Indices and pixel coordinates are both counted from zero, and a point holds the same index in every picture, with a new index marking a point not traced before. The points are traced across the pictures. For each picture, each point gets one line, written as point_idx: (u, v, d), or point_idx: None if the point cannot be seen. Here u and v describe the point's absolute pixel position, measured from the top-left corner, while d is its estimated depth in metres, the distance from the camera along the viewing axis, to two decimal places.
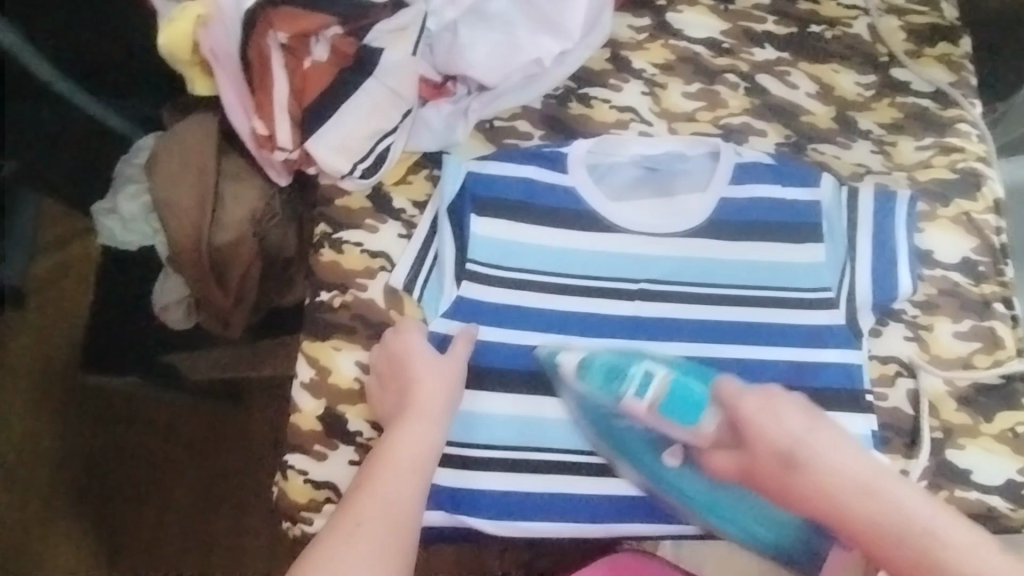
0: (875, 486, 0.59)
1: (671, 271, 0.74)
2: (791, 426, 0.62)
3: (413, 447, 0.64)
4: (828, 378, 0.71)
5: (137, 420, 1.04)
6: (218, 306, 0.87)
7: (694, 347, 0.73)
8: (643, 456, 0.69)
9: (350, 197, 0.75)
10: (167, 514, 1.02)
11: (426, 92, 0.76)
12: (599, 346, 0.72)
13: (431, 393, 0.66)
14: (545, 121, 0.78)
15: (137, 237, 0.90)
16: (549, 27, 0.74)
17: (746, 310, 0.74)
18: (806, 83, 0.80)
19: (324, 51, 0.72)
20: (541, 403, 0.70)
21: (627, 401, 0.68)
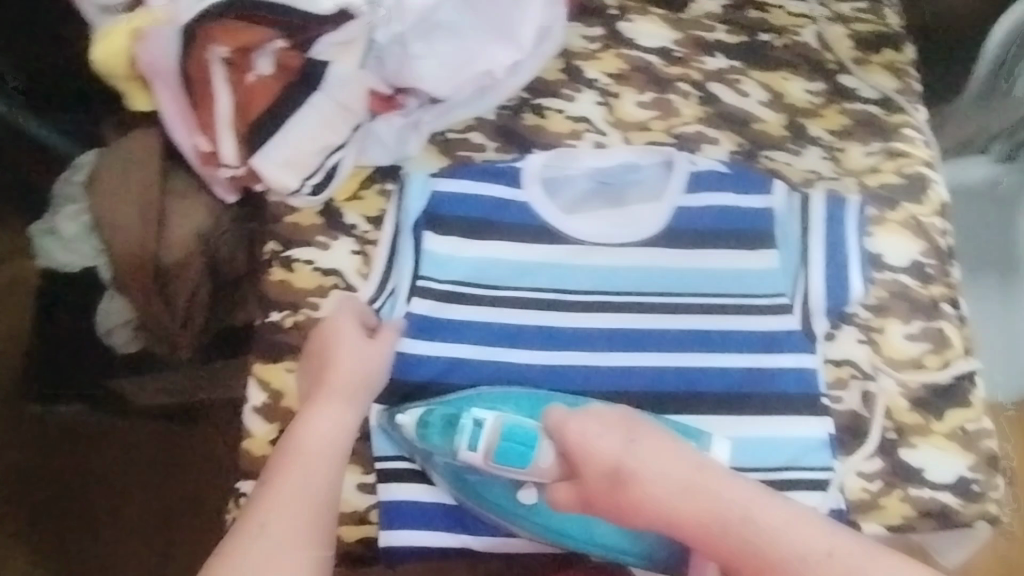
0: (714, 493, 0.59)
1: (634, 281, 0.74)
2: (609, 450, 0.63)
3: (324, 426, 0.63)
4: (793, 384, 0.72)
5: (91, 445, 1.00)
6: (164, 326, 0.85)
7: (653, 358, 0.72)
8: (512, 506, 0.67)
9: (299, 214, 0.73)
10: (127, 541, 0.98)
11: (377, 105, 0.71)
12: (562, 358, 0.72)
13: (347, 370, 0.65)
14: (499, 133, 0.77)
15: (79, 257, 0.87)
16: (501, 38, 0.72)
17: (709, 319, 0.74)
18: (757, 91, 0.81)
19: (268, 65, 0.66)
20: None
21: (463, 456, 0.65)
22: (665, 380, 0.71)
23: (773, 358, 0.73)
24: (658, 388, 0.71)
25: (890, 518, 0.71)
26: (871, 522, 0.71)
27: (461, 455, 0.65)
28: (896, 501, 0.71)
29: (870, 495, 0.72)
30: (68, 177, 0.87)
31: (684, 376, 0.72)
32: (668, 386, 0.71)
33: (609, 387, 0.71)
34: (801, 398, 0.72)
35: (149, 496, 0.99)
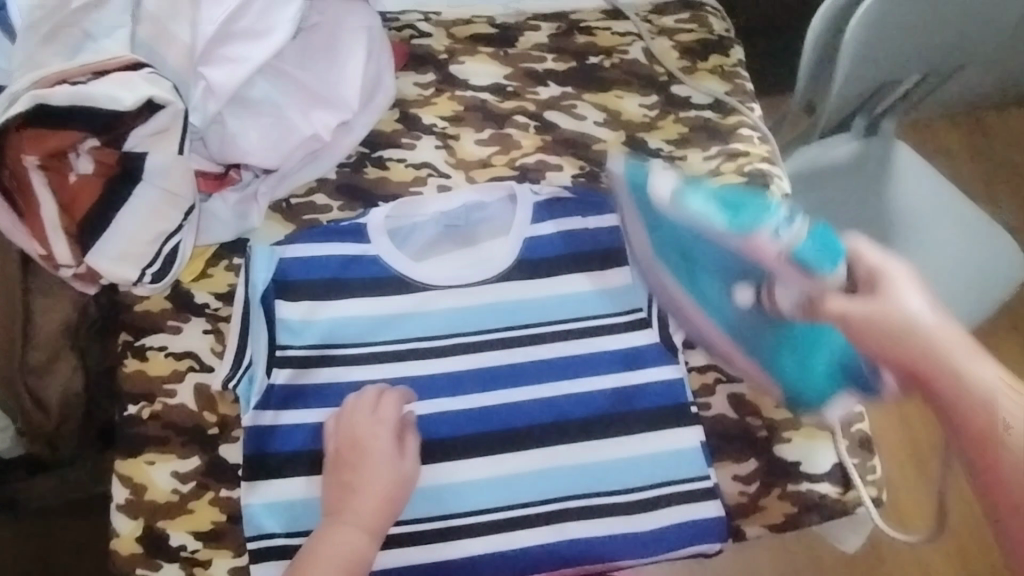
0: (942, 396, 0.52)
1: (494, 318, 0.74)
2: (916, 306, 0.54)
3: (338, 553, 0.63)
4: (660, 394, 0.73)
5: None
6: (42, 428, 0.84)
7: (515, 394, 0.72)
8: (714, 286, 0.67)
9: (149, 300, 0.72)
10: None
11: (208, 184, 0.74)
12: (427, 408, 0.71)
13: (371, 494, 0.65)
14: (340, 191, 0.77)
15: None
16: (324, 102, 0.74)
17: (567, 345, 0.74)
18: (592, 113, 0.83)
19: (87, 163, 0.67)
20: None
21: (717, 235, 0.62)
22: (532, 411, 0.72)
23: (635, 375, 0.73)
24: (527, 420, 0.72)
25: (772, 518, 0.72)
26: (754, 525, 0.72)
27: (743, 244, 0.61)
28: (776, 501, 0.72)
29: (748, 498, 0.72)
30: None
31: (545, 407, 0.72)
32: (535, 417, 0.72)
33: (480, 428, 0.71)
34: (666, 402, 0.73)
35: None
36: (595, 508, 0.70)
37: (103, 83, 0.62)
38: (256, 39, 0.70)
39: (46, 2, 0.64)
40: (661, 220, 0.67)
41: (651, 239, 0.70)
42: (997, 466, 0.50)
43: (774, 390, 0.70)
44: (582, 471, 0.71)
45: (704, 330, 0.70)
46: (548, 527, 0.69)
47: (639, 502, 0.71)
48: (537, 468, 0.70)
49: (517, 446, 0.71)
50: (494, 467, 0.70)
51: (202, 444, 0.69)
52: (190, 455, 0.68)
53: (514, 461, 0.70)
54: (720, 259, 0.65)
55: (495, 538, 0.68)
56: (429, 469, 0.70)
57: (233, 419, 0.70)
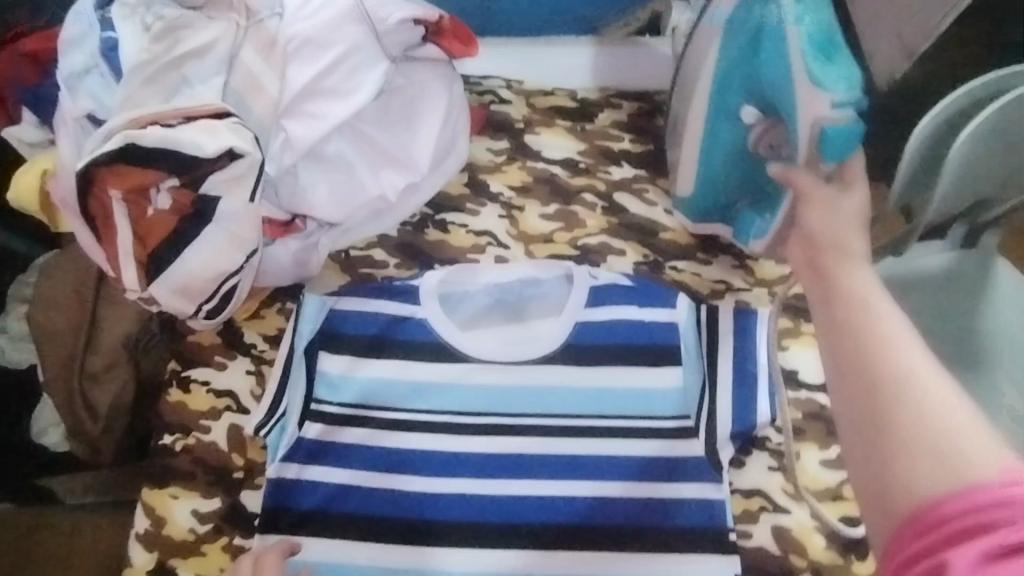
0: (856, 322, 0.50)
1: (535, 402, 0.72)
2: (866, 279, 0.54)
3: None
4: (700, 509, 0.67)
5: None
6: (88, 434, 0.88)
7: (549, 486, 0.69)
8: (727, 122, 0.70)
9: (202, 332, 0.75)
10: None
11: (273, 231, 0.73)
12: (454, 486, 0.69)
13: None
14: (400, 250, 0.78)
15: (28, 354, 0.93)
16: (395, 163, 0.75)
17: (605, 442, 0.71)
18: (664, 200, 0.80)
19: (165, 201, 0.68)
20: (385, 552, 0.66)
21: (795, 58, 0.62)
22: (559, 508, 0.68)
23: (676, 488, 0.68)
24: (554, 518, 0.68)
25: None
26: None
27: (800, 84, 0.62)
28: None
29: None
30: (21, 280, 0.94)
31: (575, 507, 0.68)
32: (561, 516, 0.68)
33: (504, 519, 0.68)
34: (702, 522, 0.67)
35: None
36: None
37: (191, 128, 0.65)
38: (339, 97, 0.72)
39: (151, 48, 0.67)
40: (771, 40, 0.63)
41: (722, 37, 0.67)
42: (860, 369, 0.47)
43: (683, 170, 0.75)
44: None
45: (692, 121, 0.72)
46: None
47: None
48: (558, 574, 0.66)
49: (538, 547, 0.66)
50: (510, 565, 0.66)
51: (226, 487, 0.69)
52: (213, 496, 0.69)
53: (534, 564, 0.66)
54: (777, 76, 0.64)
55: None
56: (445, 553, 0.66)
57: (259, 466, 0.70)
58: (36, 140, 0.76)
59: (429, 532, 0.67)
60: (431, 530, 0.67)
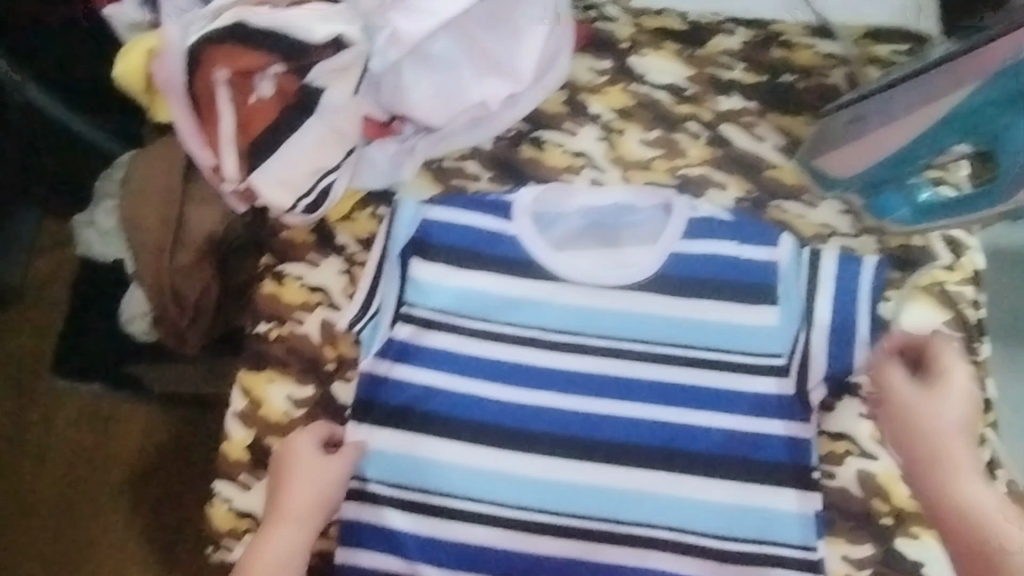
0: (921, 427, 0.65)
1: (622, 326, 0.73)
2: (948, 417, 0.65)
3: (280, 549, 0.65)
4: (781, 445, 0.69)
5: (124, 429, 1.05)
6: (177, 324, 0.90)
7: (630, 408, 0.71)
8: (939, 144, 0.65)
9: (293, 230, 0.75)
10: (139, 523, 1.03)
11: (370, 130, 0.72)
12: (535, 398, 0.72)
13: (299, 496, 0.67)
14: (493, 164, 0.76)
15: (113, 250, 0.95)
16: (498, 70, 0.72)
17: (692, 374, 0.71)
18: (773, 135, 0.76)
19: (269, 88, 0.67)
20: (470, 451, 0.71)
21: None
22: (637, 429, 0.71)
23: (757, 424, 0.70)
24: (632, 438, 0.71)
25: None
26: None
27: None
28: None
29: None
30: (107, 175, 0.93)
31: (657, 433, 0.71)
32: (642, 437, 0.70)
33: (582, 434, 0.71)
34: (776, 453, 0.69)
35: (152, 483, 1.04)
36: (681, 543, 0.69)
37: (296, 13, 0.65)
38: None
39: None
40: None
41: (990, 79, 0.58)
42: (922, 470, 0.64)
43: (849, 168, 0.71)
44: (670, 502, 0.69)
45: (892, 126, 0.67)
46: (631, 548, 0.70)
47: (727, 552, 0.69)
48: (633, 488, 0.70)
49: (611, 461, 0.70)
50: (585, 473, 0.70)
51: (318, 377, 0.73)
52: (306, 383, 0.72)
53: (610, 478, 0.70)
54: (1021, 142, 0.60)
55: (575, 544, 0.70)
56: (524, 458, 0.71)
57: (349, 359, 0.73)
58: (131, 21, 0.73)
59: (510, 438, 0.71)
60: (511, 436, 0.71)
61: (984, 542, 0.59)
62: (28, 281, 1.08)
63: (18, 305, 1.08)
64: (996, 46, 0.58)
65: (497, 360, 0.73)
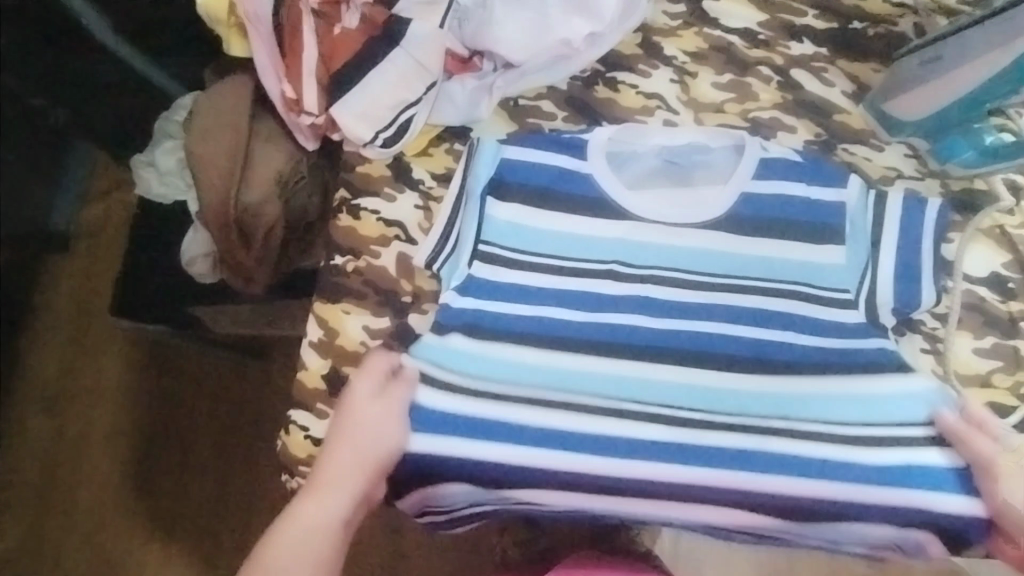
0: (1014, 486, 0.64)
1: (696, 263, 0.73)
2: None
3: (311, 517, 0.63)
4: (862, 360, 0.69)
5: (179, 370, 1.07)
6: (243, 261, 0.90)
7: (728, 326, 0.71)
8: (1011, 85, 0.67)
9: (370, 164, 0.75)
10: (193, 459, 1.05)
11: (452, 66, 0.76)
12: (621, 319, 0.71)
13: (342, 456, 0.65)
14: (569, 103, 0.77)
15: (171, 189, 0.95)
16: (581, 9, 0.73)
17: (771, 303, 0.72)
18: (842, 81, 0.78)
19: (355, 19, 0.71)
20: (557, 362, 0.69)
21: None
22: (729, 343, 0.71)
23: (840, 339, 0.70)
24: (723, 355, 0.70)
25: None
26: None
27: None
28: None
29: None
30: (167, 116, 0.94)
31: (740, 348, 0.71)
32: (737, 350, 0.71)
33: (676, 348, 0.70)
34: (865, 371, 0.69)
35: (206, 424, 1.06)
36: (799, 432, 0.67)
37: None
38: None
39: None
40: None
41: None
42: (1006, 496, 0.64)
43: (917, 109, 0.72)
44: (781, 398, 0.69)
45: (964, 69, 0.69)
46: (747, 436, 0.67)
47: (855, 437, 0.67)
48: (724, 380, 0.70)
49: (694, 363, 0.70)
50: (670, 367, 0.70)
51: (394, 309, 0.73)
52: (382, 315, 0.73)
53: (707, 386, 0.69)
54: None
55: (679, 432, 0.67)
56: (621, 358, 0.70)
57: (427, 292, 0.73)
58: None
59: (600, 348, 0.70)
60: (602, 350, 0.70)
61: None
62: (87, 223, 1.10)
63: (75, 247, 1.10)
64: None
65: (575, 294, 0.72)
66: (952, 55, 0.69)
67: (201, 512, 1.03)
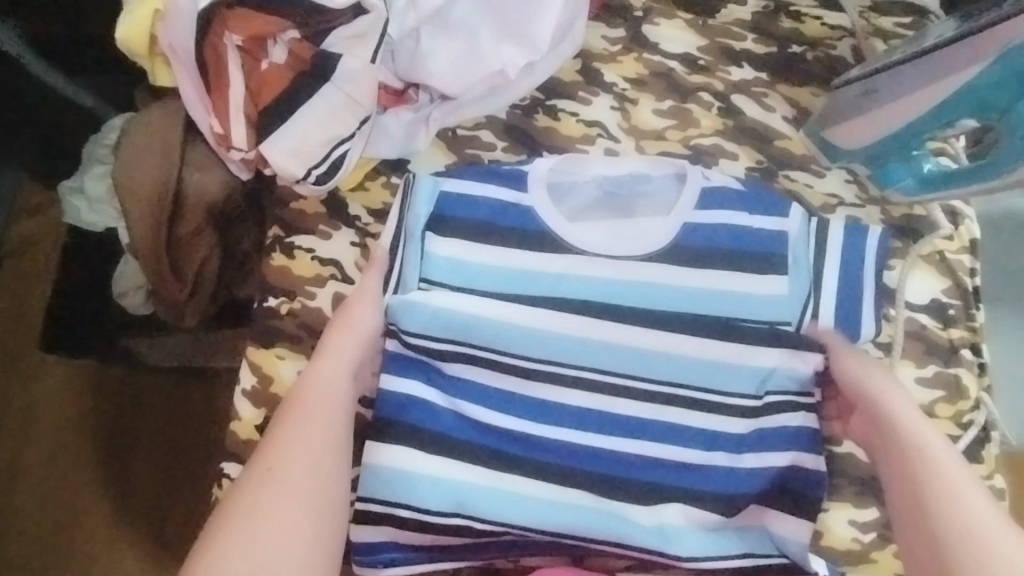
0: (901, 429, 0.66)
1: (648, 295, 0.72)
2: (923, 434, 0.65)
3: (318, 387, 0.65)
4: (790, 381, 0.71)
5: (113, 399, 1.02)
6: (174, 298, 0.87)
7: (667, 342, 0.71)
8: (944, 118, 0.66)
9: (305, 201, 0.73)
10: (132, 488, 0.99)
11: (386, 99, 0.73)
12: (570, 348, 0.71)
13: (334, 335, 0.68)
14: (508, 133, 0.75)
15: (103, 218, 0.91)
16: (516, 39, 0.71)
17: (713, 344, 0.71)
18: (782, 106, 0.77)
19: (282, 54, 0.68)
20: (497, 377, 0.71)
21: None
22: (668, 367, 0.71)
23: (782, 355, 0.71)
24: (657, 380, 0.71)
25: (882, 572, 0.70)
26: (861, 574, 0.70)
27: None
28: (888, 556, 0.70)
29: (860, 546, 0.70)
30: (96, 140, 0.89)
31: (671, 369, 0.71)
32: (676, 375, 0.71)
33: (615, 376, 0.71)
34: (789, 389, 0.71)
35: (145, 452, 1.01)
36: (713, 405, 0.71)
37: None
38: None
39: None
40: None
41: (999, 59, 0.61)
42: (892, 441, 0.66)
43: (855, 138, 0.72)
44: (705, 367, 0.71)
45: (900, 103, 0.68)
46: (648, 406, 0.71)
47: (763, 407, 0.70)
48: (658, 351, 0.71)
49: (637, 323, 0.72)
50: (610, 334, 0.71)
51: None
52: None
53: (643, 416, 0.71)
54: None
55: (599, 398, 0.71)
56: (563, 360, 0.71)
57: None
58: None
59: (547, 377, 0.71)
60: (545, 379, 0.71)
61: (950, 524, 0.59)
62: (11, 251, 1.05)
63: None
64: (1008, 26, 0.59)
65: (515, 332, 0.71)
66: (887, 89, 0.69)
67: (142, 542, 0.98)
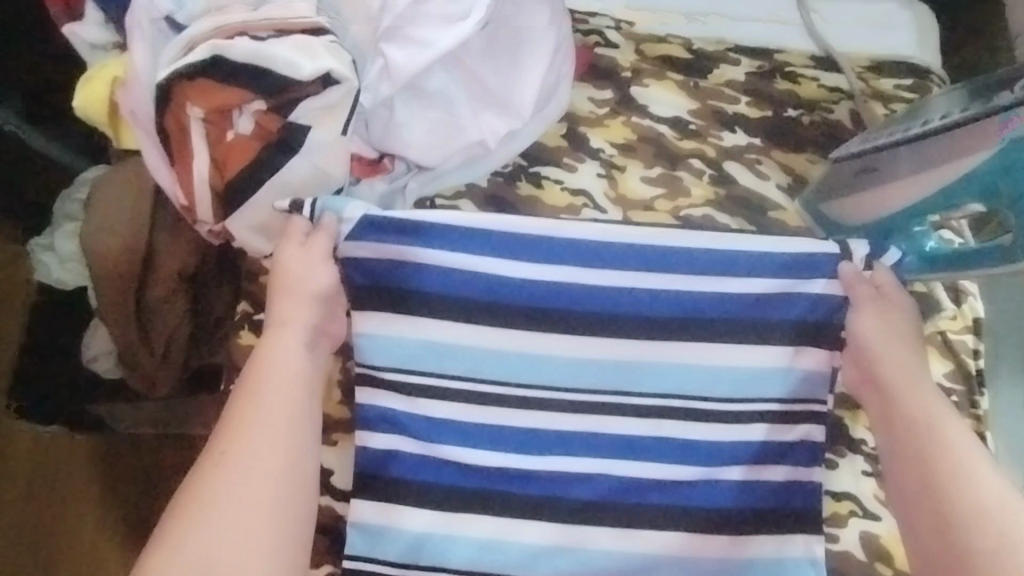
0: (909, 393, 0.63)
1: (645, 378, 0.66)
2: (928, 400, 0.63)
3: (279, 365, 0.61)
4: (803, 384, 0.66)
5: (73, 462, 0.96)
6: (146, 367, 0.84)
7: (667, 427, 0.66)
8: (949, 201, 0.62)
9: None
10: (89, 557, 0.93)
11: (358, 170, 0.69)
12: (556, 422, 0.66)
13: (288, 299, 0.63)
14: (488, 202, 0.71)
15: (76, 276, 0.85)
16: (495, 105, 0.69)
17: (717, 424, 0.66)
18: (777, 174, 0.74)
19: (246, 125, 0.63)
20: (484, 407, 0.66)
21: None
22: (668, 449, 0.66)
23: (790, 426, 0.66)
24: (645, 479, 0.66)
25: None
26: None
27: None
28: None
29: None
30: (68, 195, 0.84)
31: (668, 452, 0.66)
32: (675, 454, 0.66)
33: (602, 466, 0.66)
34: (802, 393, 0.67)
35: (104, 520, 0.94)
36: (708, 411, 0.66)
37: (283, 43, 0.60)
38: (445, 24, 0.63)
39: None
40: None
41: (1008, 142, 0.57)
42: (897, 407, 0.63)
43: (855, 213, 0.69)
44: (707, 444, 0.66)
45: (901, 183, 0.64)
46: (644, 419, 0.66)
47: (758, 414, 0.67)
48: (653, 437, 0.66)
49: (644, 335, 0.66)
50: (595, 419, 0.66)
51: None
52: None
53: (634, 513, 0.65)
54: None
55: (593, 417, 0.66)
56: (549, 413, 0.66)
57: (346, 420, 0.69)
58: (92, 41, 0.66)
59: (533, 461, 0.66)
60: (529, 452, 0.66)
61: (961, 503, 0.58)
62: None
63: None
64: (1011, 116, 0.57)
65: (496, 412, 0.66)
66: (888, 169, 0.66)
67: None
